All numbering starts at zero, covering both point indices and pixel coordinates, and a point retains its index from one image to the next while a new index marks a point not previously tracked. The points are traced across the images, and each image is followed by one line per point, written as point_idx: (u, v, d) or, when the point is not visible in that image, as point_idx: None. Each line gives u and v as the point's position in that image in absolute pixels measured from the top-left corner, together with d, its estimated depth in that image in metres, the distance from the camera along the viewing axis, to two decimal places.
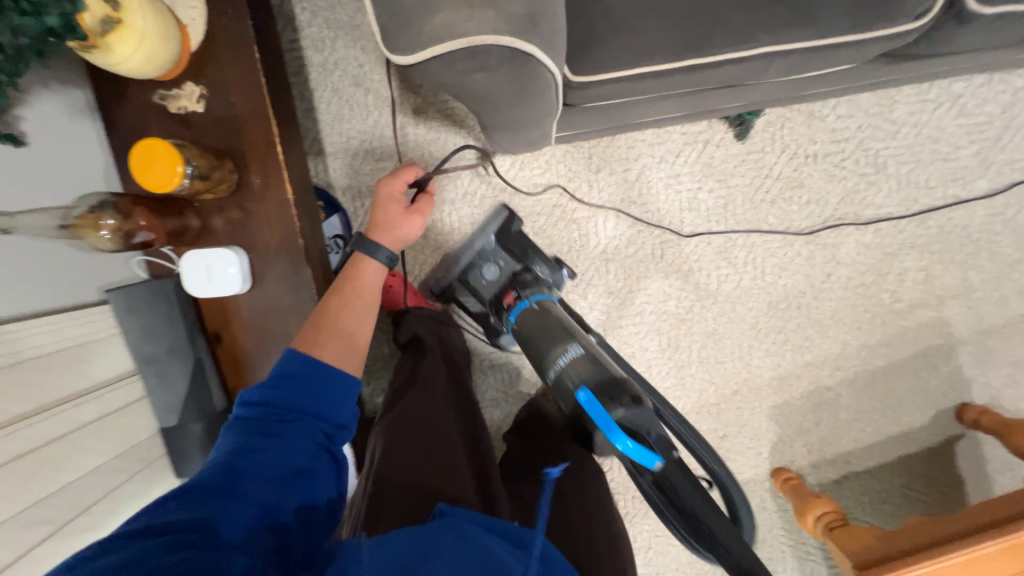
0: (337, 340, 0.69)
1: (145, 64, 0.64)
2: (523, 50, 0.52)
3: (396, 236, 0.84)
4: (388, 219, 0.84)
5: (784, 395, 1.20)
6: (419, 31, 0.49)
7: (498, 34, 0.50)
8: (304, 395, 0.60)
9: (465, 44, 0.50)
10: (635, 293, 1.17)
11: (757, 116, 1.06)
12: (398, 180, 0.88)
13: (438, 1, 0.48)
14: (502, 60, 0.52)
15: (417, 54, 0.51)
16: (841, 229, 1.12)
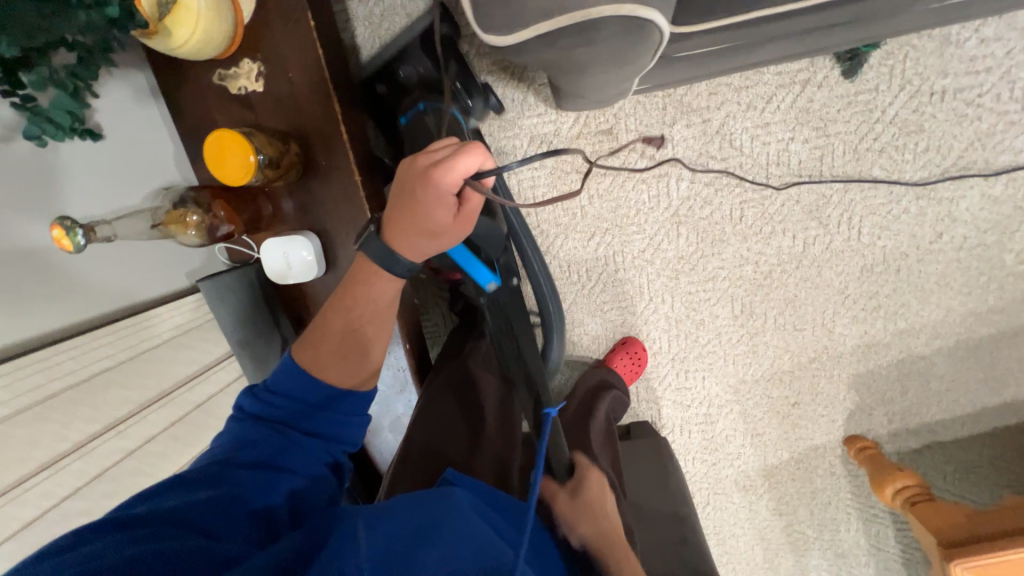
0: (342, 352, 0.66)
1: (202, 48, 0.60)
2: (642, 25, 0.43)
3: (427, 248, 0.65)
4: (420, 229, 0.63)
5: (868, 363, 1.12)
6: (522, 7, 0.42)
7: (616, 4, 0.42)
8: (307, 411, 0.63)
9: (579, 20, 0.42)
10: (708, 258, 1.09)
11: (874, 47, 0.89)
12: (454, 178, 0.59)
13: None
14: (615, 36, 0.44)
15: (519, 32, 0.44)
16: (963, 181, 0.97)
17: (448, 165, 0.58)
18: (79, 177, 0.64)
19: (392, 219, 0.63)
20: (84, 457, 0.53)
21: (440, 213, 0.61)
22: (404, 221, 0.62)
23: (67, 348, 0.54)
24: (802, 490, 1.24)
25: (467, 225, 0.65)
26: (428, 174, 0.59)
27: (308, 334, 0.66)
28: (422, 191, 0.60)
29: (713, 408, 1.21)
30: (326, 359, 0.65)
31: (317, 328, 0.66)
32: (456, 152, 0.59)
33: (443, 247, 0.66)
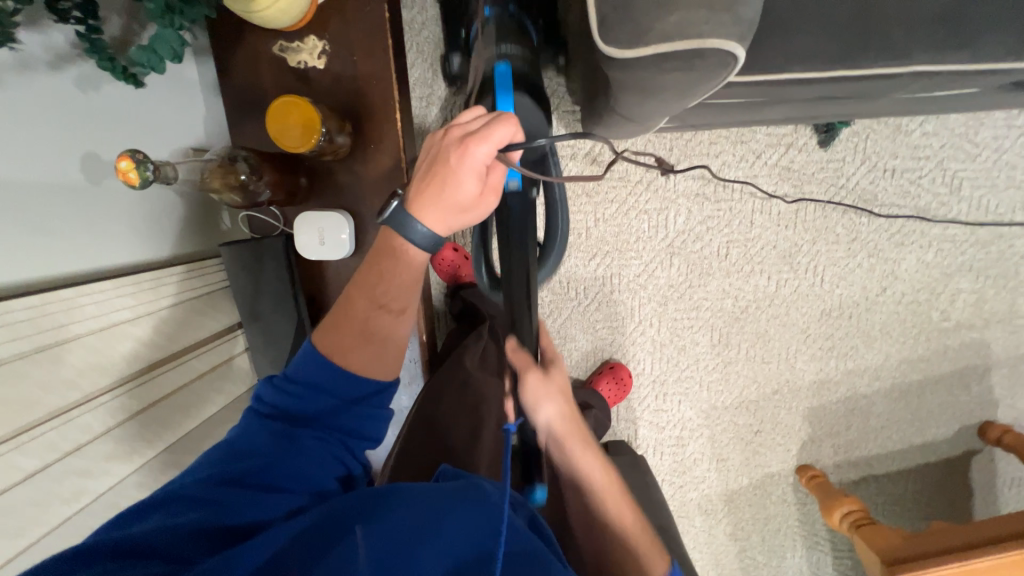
0: (366, 336, 0.57)
1: (280, 16, 0.61)
2: (732, 65, 0.49)
3: (453, 224, 0.58)
4: (446, 200, 0.55)
5: (820, 399, 1.25)
6: (647, 28, 0.47)
7: (724, 41, 0.47)
8: (323, 407, 0.55)
9: (694, 46, 0.46)
10: (695, 288, 1.19)
11: (846, 125, 1.06)
12: (483, 142, 0.53)
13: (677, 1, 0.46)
14: (712, 68, 0.49)
15: (637, 49, 0.48)
16: (904, 246, 1.15)
17: (482, 133, 0.53)
18: (119, 123, 0.61)
19: (419, 190, 0.57)
20: (92, 412, 0.49)
21: (469, 183, 0.55)
22: (434, 192, 0.56)
23: (91, 293, 0.50)
24: (757, 515, 1.33)
25: (494, 196, 0.58)
26: (462, 142, 0.53)
27: (331, 319, 0.58)
28: (453, 160, 0.54)
29: (686, 431, 1.28)
30: (349, 344, 0.57)
31: (340, 309, 0.58)
32: (492, 121, 0.54)
33: (471, 224, 0.59)
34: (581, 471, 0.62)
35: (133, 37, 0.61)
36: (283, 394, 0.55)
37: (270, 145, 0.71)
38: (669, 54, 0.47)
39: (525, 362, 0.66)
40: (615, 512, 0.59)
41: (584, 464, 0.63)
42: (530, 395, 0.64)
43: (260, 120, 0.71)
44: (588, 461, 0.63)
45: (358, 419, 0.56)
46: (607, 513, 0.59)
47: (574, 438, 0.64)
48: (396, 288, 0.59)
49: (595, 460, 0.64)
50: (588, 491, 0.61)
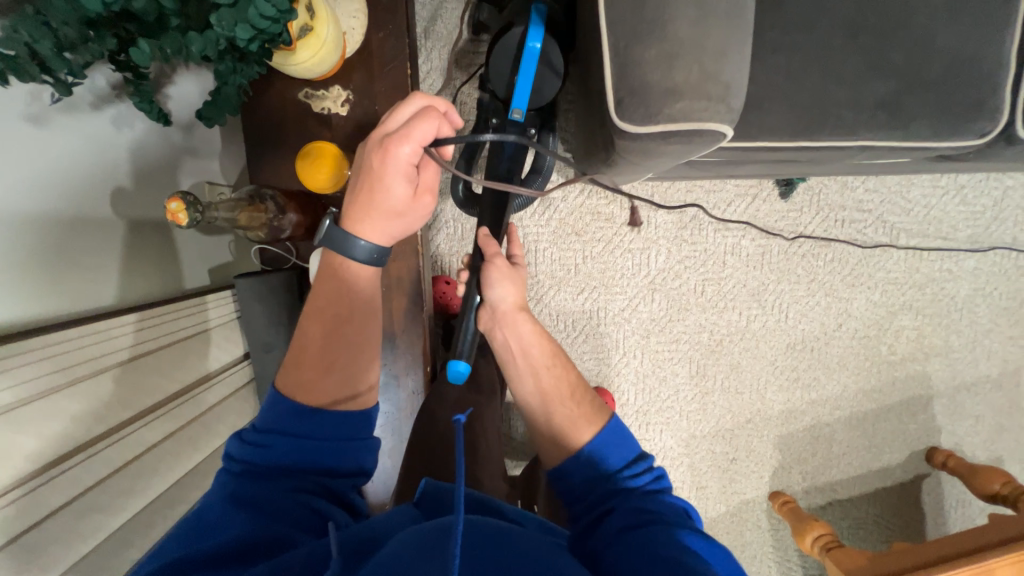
0: (326, 365, 0.62)
1: (313, 69, 0.66)
2: (720, 141, 0.59)
3: (393, 229, 0.65)
4: (381, 205, 0.63)
5: (788, 427, 1.34)
6: (657, 110, 0.55)
7: (718, 124, 0.56)
8: (300, 451, 0.57)
9: (695, 128, 0.56)
10: (675, 322, 1.28)
11: (803, 180, 1.21)
12: (406, 142, 0.60)
13: (682, 91, 0.55)
14: (706, 144, 0.58)
15: (648, 126, 0.56)
16: (855, 287, 1.29)
17: (402, 134, 0.60)
18: (143, 159, 0.63)
19: (356, 201, 0.64)
20: (115, 445, 0.50)
21: (399, 184, 0.62)
22: (370, 200, 0.63)
23: (120, 325, 0.54)
24: (734, 542, 1.37)
25: (429, 196, 0.66)
26: (385, 146, 0.61)
27: (290, 358, 0.62)
28: (380, 164, 0.61)
29: (667, 460, 1.34)
30: (312, 376, 0.61)
31: (298, 347, 0.62)
32: (411, 120, 0.61)
33: (411, 225, 0.67)
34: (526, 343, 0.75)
35: (164, 79, 0.64)
36: (254, 448, 0.55)
37: (288, 182, 0.74)
38: (676, 132, 0.56)
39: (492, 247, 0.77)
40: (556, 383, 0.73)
41: (529, 337, 0.76)
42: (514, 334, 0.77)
43: (281, 159, 0.75)
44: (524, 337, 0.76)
45: (340, 452, 0.59)
46: (555, 388, 0.73)
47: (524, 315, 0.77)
48: (354, 307, 0.65)
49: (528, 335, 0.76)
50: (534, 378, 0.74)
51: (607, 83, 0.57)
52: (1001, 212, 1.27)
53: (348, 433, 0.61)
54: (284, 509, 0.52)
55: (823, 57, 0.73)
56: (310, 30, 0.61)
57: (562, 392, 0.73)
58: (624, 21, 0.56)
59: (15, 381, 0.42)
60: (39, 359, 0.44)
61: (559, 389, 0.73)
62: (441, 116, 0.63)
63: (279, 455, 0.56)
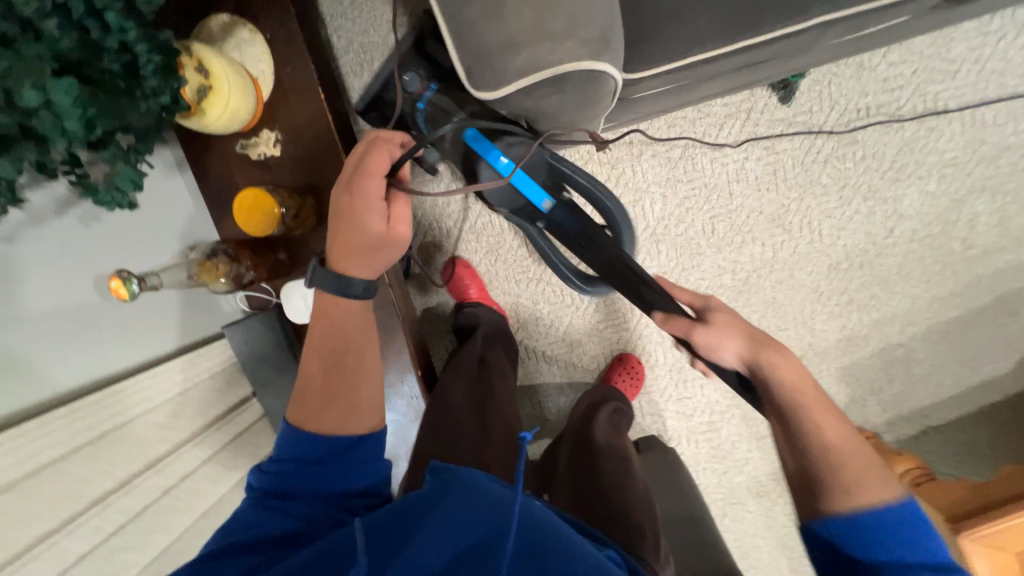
0: (333, 394, 0.63)
1: (229, 122, 0.70)
2: (601, 74, 0.53)
3: (376, 262, 0.67)
4: (360, 241, 0.65)
5: (851, 356, 1.19)
6: (503, 69, 0.53)
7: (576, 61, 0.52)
8: (312, 476, 0.58)
9: (548, 74, 0.52)
10: (689, 271, 1.17)
11: (802, 77, 1.03)
12: (373, 177, 0.65)
13: (520, 42, 0.51)
14: (578, 83, 0.53)
15: (500, 88, 0.54)
16: (902, 181, 1.08)
17: (365, 172, 0.65)
18: (124, 241, 0.70)
19: (337, 244, 0.66)
20: (130, 495, 0.57)
21: (373, 217, 0.65)
22: (347, 238, 0.65)
23: (112, 394, 0.59)
24: None
25: (404, 226, 0.68)
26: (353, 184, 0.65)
27: (297, 393, 0.64)
28: (352, 203, 0.65)
29: (715, 415, 1.24)
30: (319, 408, 0.62)
31: (305, 384, 0.65)
32: (369, 159, 0.66)
33: (393, 255, 0.68)
34: (785, 381, 0.61)
35: None
36: (277, 471, 0.58)
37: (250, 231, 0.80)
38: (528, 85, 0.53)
39: (687, 324, 0.69)
40: (832, 436, 0.58)
41: (782, 372, 0.63)
42: (710, 343, 0.67)
43: None
44: (790, 370, 0.63)
45: (353, 476, 0.59)
46: (874, 480, 0.54)
47: (766, 347, 0.65)
48: (350, 335, 0.67)
49: (790, 368, 0.63)
50: (778, 395, 0.61)
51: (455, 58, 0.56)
52: None
53: (359, 457, 0.61)
54: (310, 513, 0.55)
55: None
56: (209, 89, 0.65)
57: (800, 393, 0.60)
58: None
59: (18, 459, 0.48)
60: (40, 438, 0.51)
61: (839, 446, 0.57)
62: (395, 148, 0.67)
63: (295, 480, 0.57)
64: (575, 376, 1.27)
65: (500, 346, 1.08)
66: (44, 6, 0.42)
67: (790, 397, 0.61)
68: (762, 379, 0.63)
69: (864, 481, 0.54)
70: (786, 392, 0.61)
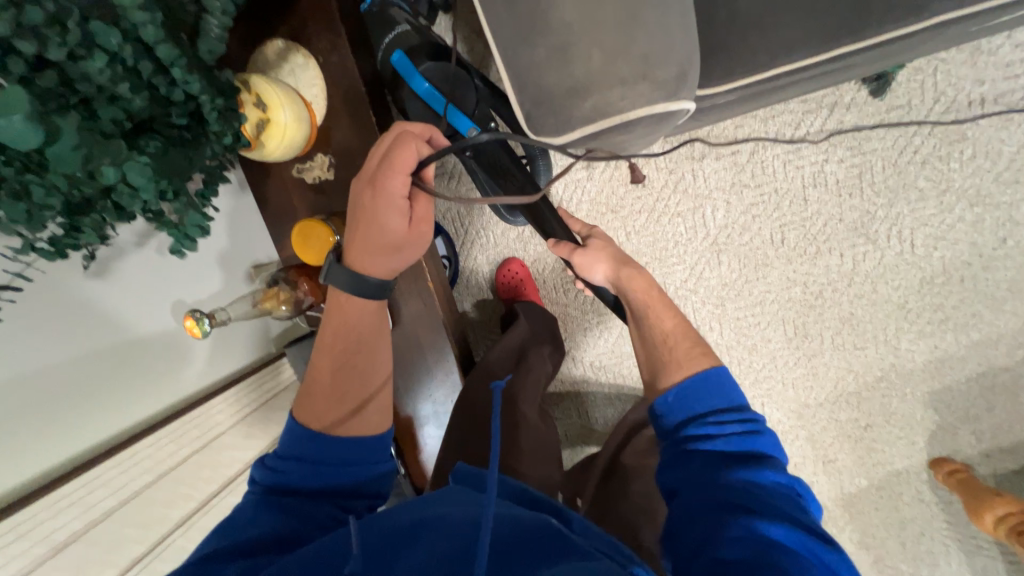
0: (341, 391, 0.65)
1: (287, 151, 0.71)
2: (677, 112, 0.49)
3: (393, 263, 0.67)
4: (378, 241, 0.65)
5: (943, 380, 1.06)
6: (568, 116, 0.50)
7: (649, 103, 0.48)
8: (316, 475, 0.58)
9: (619, 121, 0.48)
10: (753, 283, 1.07)
11: (901, 66, 0.90)
12: (397, 176, 0.62)
13: (587, 86, 0.48)
14: (651, 125, 0.50)
15: (565, 134, 0.51)
16: (1020, 184, 0.93)
17: (389, 168, 0.62)
18: (195, 267, 0.74)
19: (354, 240, 0.66)
20: (207, 515, 0.60)
21: (393, 219, 0.64)
22: (365, 237, 0.65)
23: (191, 421, 0.64)
24: (887, 520, 1.15)
25: (425, 226, 0.68)
26: (375, 181, 0.63)
27: (304, 390, 0.65)
28: (372, 200, 0.64)
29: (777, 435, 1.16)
30: (326, 403, 0.63)
31: (311, 377, 0.65)
32: (393, 151, 0.62)
33: (409, 256, 0.68)
34: (635, 292, 0.75)
35: None
36: (283, 469, 0.58)
37: None
38: (594, 133, 0.50)
39: (569, 247, 0.79)
40: (666, 322, 0.72)
41: (635, 286, 0.76)
42: (585, 267, 0.78)
43: None
44: (640, 282, 0.76)
45: (356, 475, 0.60)
46: (683, 348, 0.69)
47: (628, 267, 0.77)
48: (362, 335, 0.68)
49: (644, 282, 0.76)
50: (635, 304, 0.75)
51: (512, 99, 0.54)
52: None
53: (364, 458, 0.62)
54: (312, 515, 0.54)
55: None
56: (267, 122, 0.65)
57: (647, 297, 0.75)
58: (510, 25, 0.50)
59: (113, 489, 0.53)
60: (129, 466, 0.55)
61: (670, 330, 0.72)
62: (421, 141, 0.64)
63: (301, 479, 0.57)
64: (623, 387, 1.23)
65: (550, 345, 1.05)
66: (116, 72, 0.43)
67: (640, 300, 0.75)
68: (624, 293, 0.76)
69: (686, 351, 0.69)
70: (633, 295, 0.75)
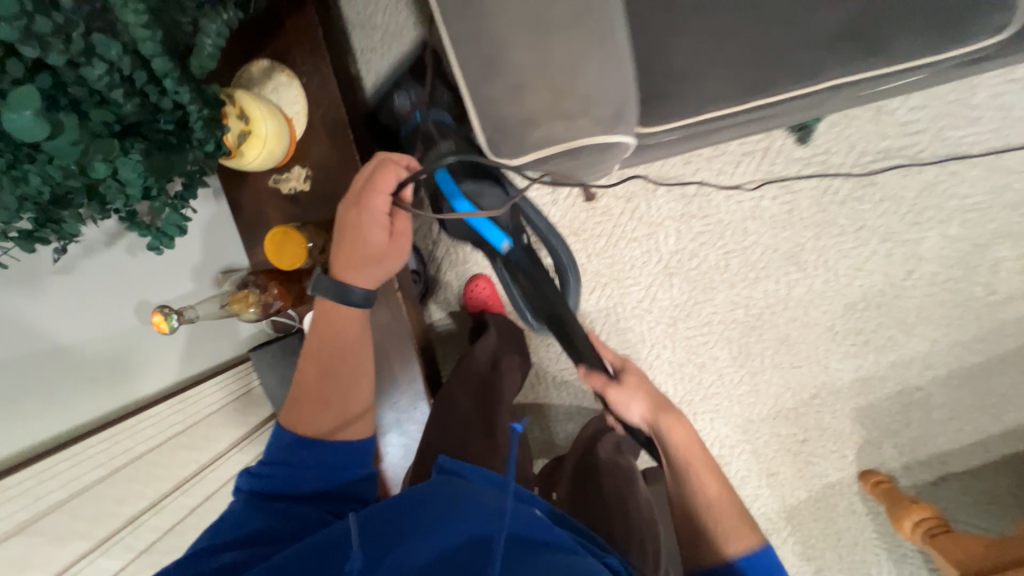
0: (325, 399, 0.66)
1: (265, 162, 0.74)
2: (613, 142, 0.58)
3: (375, 274, 0.70)
4: (363, 254, 0.69)
5: (867, 398, 1.17)
6: (522, 141, 0.58)
7: (591, 134, 0.57)
8: (302, 478, 0.60)
9: (566, 147, 0.57)
10: (701, 304, 1.17)
11: (820, 119, 1.04)
12: (378, 195, 0.68)
13: (539, 116, 0.56)
14: (593, 153, 0.59)
15: (521, 157, 0.59)
16: (922, 224, 1.07)
17: (373, 190, 0.68)
18: (166, 269, 0.76)
19: (340, 257, 0.70)
20: (161, 514, 0.60)
21: (375, 233, 0.69)
22: (350, 252, 0.69)
23: (148, 419, 0.64)
24: (825, 531, 1.23)
25: (405, 240, 0.72)
26: (359, 202, 0.68)
27: (291, 397, 0.66)
28: (357, 219, 0.69)
29: (725, 449, 1.24)
30: (311, 412, 0.65)
31: (297, 386, 0.67)
32: (376, 176, 0.69)
33: (391, 268, 0.72)
34: (673, 443, 0.75)
35: None
36: (269, 472, 0.60)
37: None
38: (545, 157, 0.59)
39: (604, 380, 0.81)
40: (711, 488, 0.70)
41: (669, 431, 0.76)
42: (618, 404, 0.80)
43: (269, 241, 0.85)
44: (680, 434, 0.75)
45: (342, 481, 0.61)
46: (722, 520, 0.67)
47: (667, 413, 0.78)
48: (348, 342, 0.69)
49: (685, 433, 0.76)
50: (671, 453, 0.74)
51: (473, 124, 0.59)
52: None
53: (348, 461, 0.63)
54: (300, 517, 0.57)
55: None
56: (248, 134, 0.69)
57: (689, 453, 0.74)
58: (472, 67, 0.57)
59: (64, 481, 0.52)
60: (81, 462, 0.55)
61: (715, 495, 0.70)
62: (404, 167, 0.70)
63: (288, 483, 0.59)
64: (584, 402, 1.28)
65: (518, 354, 1.10)
66: (113, 80, 0.46)
67: (674, 452, 0.74)
68: (662, 441, 0.76)
69: (730, 526, 0.67)
70: (670, 441, 0.75)
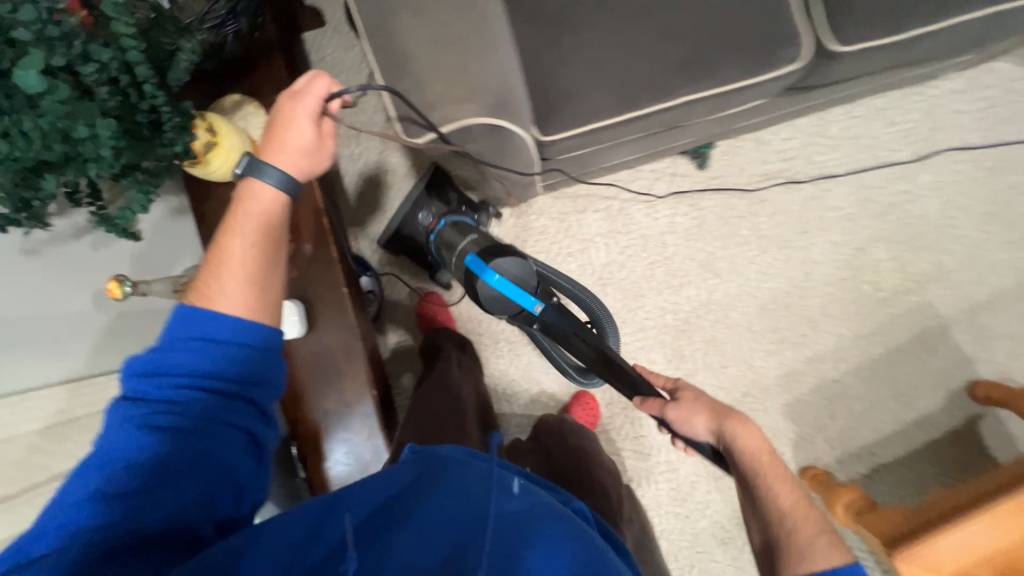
0: (240, 273, 0.64)
1: (228, 171, 0.86)
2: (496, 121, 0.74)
3: (302, 165, 0.70)
4: (290, 141, 0.69)
5: (792, 393, 1.26)
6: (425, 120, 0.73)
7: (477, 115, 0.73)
8: (194, 374, 0.58)
9: (457, 125, 0.73)
10: (634, 311, 1.28)
11: (711, 148, 1.25)
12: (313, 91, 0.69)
13: (436, 102, 0.72)
14: (483, 132, 0.75)
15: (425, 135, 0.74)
16: (810, 233, 1.25)
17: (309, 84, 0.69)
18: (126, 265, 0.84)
19: (267, 142, 0.69)
20: None
21: (305, 125, 0.69)
22: (278, 138, 0.69)
23: None
24: None
25: (332, 142, 0.73)
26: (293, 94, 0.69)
27: (205, 272, 0.65)
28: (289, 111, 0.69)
29: (672, 452, 1.28)
30: (227, 284, 0.64)
31: (212, 261, 0.65)
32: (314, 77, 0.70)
33: (318, 164, 0.72)
34: (746, 448, 0.71)
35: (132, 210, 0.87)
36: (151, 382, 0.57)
37: None
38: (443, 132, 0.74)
39: (660, 404, 0.79)
40: (785, 499, 0.68)
41: (739, 436, 0.72)
42: (679, 421, 0.77)
43: None
44: (752, 437, 0.72)
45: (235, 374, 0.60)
46: (807, 527, 0.66)
47: (731, 419, 0.74)
48: (265, 225, 0.68)
49: (756, 437, 0.72)
50: (743, 463, 0.71)
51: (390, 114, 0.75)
52: (938, 120, 1.23)
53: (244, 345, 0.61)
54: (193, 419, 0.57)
55: (624, 42, 0.83)
56: (214, 144, 0.82)
57: (760, 462, 0.70)
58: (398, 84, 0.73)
59: None
60: None
61: (789, 506, 0.68)
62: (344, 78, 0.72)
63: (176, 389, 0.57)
64: (534, 413, 1.32)
65: (469, 355, 1.20)
66: (101, 79, 0.58)
67: (742, 457, 0.71)
68: (733, 450, 0.72)
69: (811, 539, 0.64)
70: (738, 447, 0.72)
